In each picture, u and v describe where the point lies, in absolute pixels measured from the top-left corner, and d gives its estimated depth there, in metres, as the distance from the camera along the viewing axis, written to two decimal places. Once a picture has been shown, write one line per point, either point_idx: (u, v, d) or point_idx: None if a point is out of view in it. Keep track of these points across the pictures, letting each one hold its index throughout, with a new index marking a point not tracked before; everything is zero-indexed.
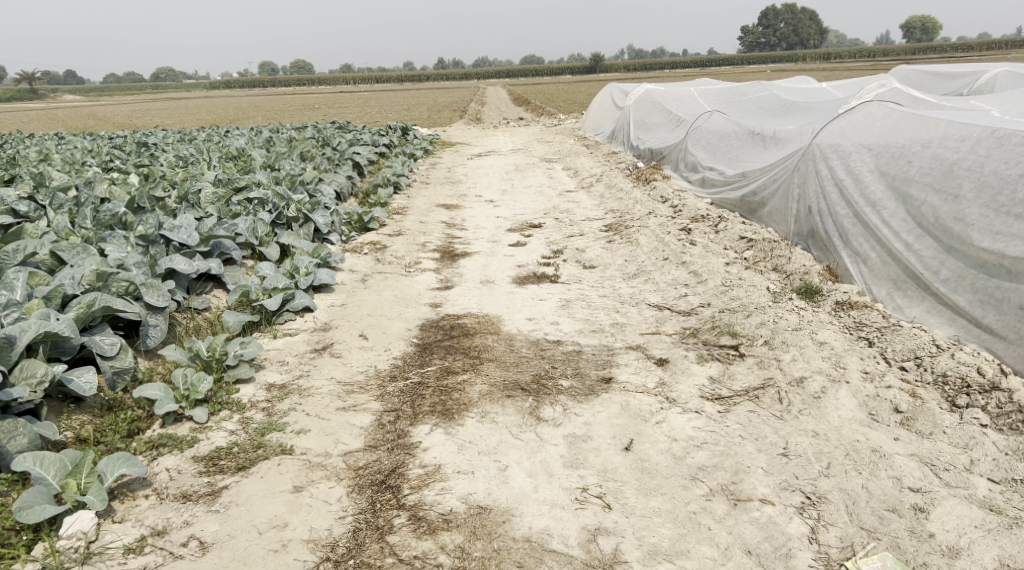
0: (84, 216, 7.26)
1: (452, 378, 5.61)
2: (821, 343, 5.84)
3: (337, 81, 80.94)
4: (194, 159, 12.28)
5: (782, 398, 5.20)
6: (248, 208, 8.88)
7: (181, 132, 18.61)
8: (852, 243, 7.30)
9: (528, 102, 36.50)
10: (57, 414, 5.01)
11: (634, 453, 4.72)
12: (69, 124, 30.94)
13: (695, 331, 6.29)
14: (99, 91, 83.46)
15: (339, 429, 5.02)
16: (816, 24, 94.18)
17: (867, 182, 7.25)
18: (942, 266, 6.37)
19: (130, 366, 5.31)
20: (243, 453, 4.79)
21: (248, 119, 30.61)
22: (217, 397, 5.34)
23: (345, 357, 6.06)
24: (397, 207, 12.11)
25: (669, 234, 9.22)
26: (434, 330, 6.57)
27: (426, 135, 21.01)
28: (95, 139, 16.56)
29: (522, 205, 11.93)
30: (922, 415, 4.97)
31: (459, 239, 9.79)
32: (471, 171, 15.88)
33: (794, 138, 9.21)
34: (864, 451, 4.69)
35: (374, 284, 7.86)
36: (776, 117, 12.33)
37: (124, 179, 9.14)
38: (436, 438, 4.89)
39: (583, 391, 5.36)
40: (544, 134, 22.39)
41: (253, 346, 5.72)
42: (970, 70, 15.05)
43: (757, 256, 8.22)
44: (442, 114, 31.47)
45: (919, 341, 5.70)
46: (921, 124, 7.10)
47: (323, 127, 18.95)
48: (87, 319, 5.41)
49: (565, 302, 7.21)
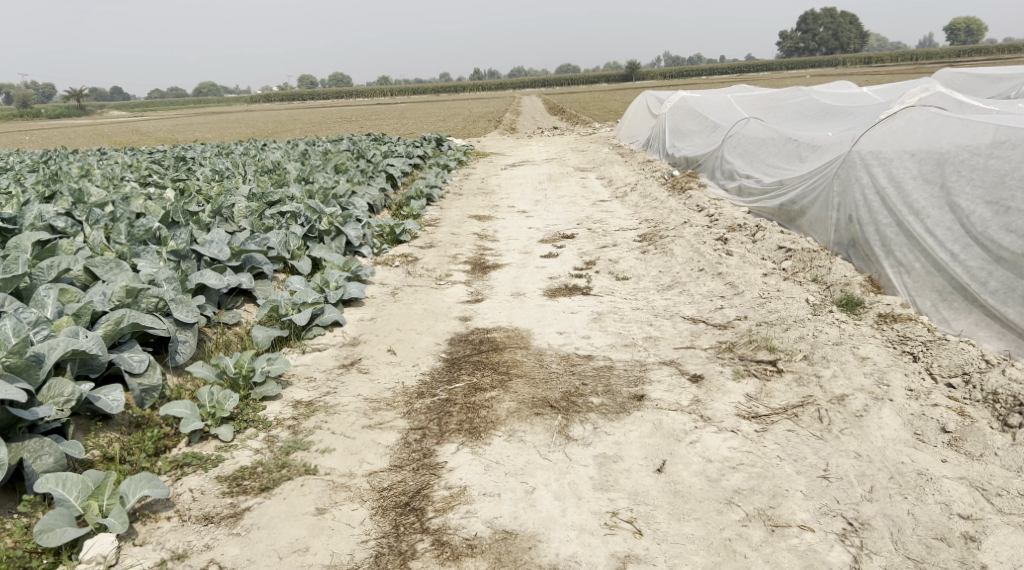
0: (119, 231, 7.29)
1: (480, 395, 5.50)
2: (862, 358, 5.63)
3: (373, 93, 81.70)
4: (230, 173, 12.38)
5: (822, 417, 4.99)
6: (281, 222, 8.87)
7: (218, 146, 18.80)
8: (895, 252, 7.04)
9: (562, 111, 36.40)
10: (85, 432, 4.99)
11: (666, 475, 4.56)
12: (111, 140, 31.52)
13: (731, 345, 6.11)
14: (142, 107, 85.39)
15: (364, 448, 4.93)
16: (856, 29, 92.97)
17: (910, 190, 7.01)
18: (990, 277, 6.11)
19: (157, 384, 5.29)
20: (267, 473, 4.72)
21: (284, 132, 30.88)
22: (243, 414, 5.28)
23: (373, 373, 5.98)
24: (430, 218, 12.06)
25: (705, 244, 9.03)
26: (463, 345, 6.46)
27: (460, 146, 21.00)
28: (135, 154, 16.79)
29: (555, 215, 11.81)
30: (970, 435, 4.73)
31: (491, 251, 9.69)
32: (504, 181, 15.81)
33: (833, 145, 8.98)
34: (910, 474, 4.47)
35: (404, 298, 7.79)
36: (814, 123, 12.07)
37: (160, 194, 9.20)
38: (462, 458, 4.78)
39: (614, 408, 5.21)
40: (579, 142, 22.28)
41: (280, 362, 5.65)
42: (1017, 72, 14.61)
43: (796, 267, 8.00)
44: (477, 124, 31.56)
45: (967, 355, 5.46)
46: (968, 129, 6.85)
47: (358, 139, 18.99)
48: (116, 336, 5.40)
49: (597, 314, 7.06)
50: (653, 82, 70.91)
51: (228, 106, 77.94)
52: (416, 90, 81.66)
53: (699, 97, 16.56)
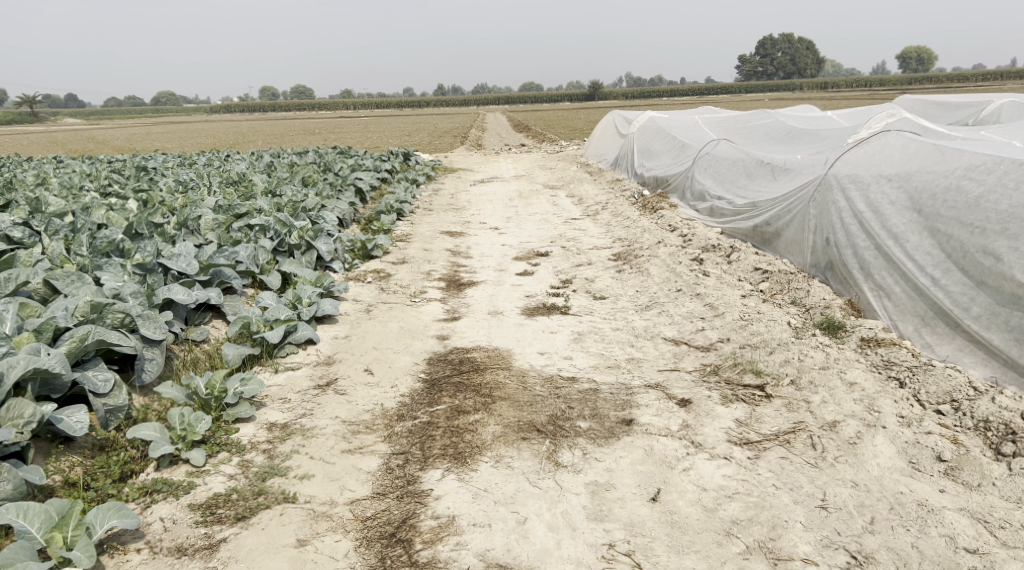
0: (80, 243, 7.00)
1: (463, 418, 5.32)
2: (850, 383, 5.57)
3: (337, 106, 81.19)
4: (194, 184, 12.04)
5: (815, 444, 4.90)
6: (249, 235, 8.59)
7: (181, 156, 18.29)
8: (874, 276, 6.99)
9: (527, 129, 36.38)
10: (45, 455, 4.69)
11: (662, 505, 4.42)
12: (67, 148, 30.84)
13: (716, 369, 6.02)
14: (98, 115, 83.81)
15: (344, 474, 4.71)
16: (812, 55, 95.30)
17: (888, 214, 6.99)
18: (973, 302, 6.10)
19: (123, 404, 5.02)
20: (243, 500, 4.49)
21: (246, 144, 30.51)
22: (216, 438, 5.03)
23: (350, 394, 5.74)
24: (401, 233, 11.85)
25: (681, 264, 8.97)
26: (442, 365, 6.27)
27: (427, 161, 20.79)
28: (93, 162, 16.27)
29: (528, 233, 11.69)
30: (967, 465, 4.69)
31: (465, 268, 9.52)
32: (474, 197, 15.65)
33: (808, 167, 8.99)
34: (910, 505, 4.41)
35: (379, 315, 7.57)
36: (784, 145, 12.15)
37: (122, 205, 8.87)
38: (449, 485, 4.59)
39: (603, 433, 5.07)
40: (547, 160, 22.24)
41: (254, 383, 5.42)
42: (976, 100, 14.93)
43: (774, 289, 7.95)
44: (443, 139, 31.33)
45: (954, 382, 5.42)
46: (944, 154, 6.87)
47: (324, 152, 18.67)
48: (79, 353, 5.13)
49: (578, 335, 6.93)
50: (616, 103, 71.53)
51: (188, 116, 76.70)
52: (381, 103, 81.27)
53: (667, 118, 16.63)
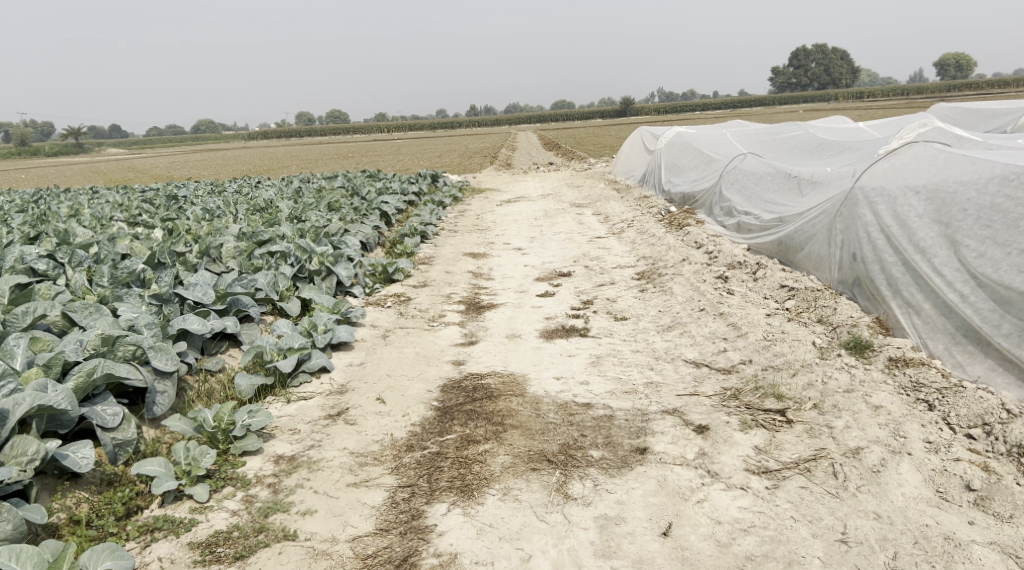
0: (101, 273, 7.02)
1: (473, 448, 5.19)
2: (875, 407, 5.35)
3: (370, 128, 81.98)
4: (221, 212, 12.10)
5: (837, 473, 4.72)
6: (270, 262, 8.53)
7: (212, 184, 18.40)
8: (902, 292, 6.73)
9: (557, 147, 36.23)
10: (51, 492, 4.66)
11: (673, 540, 4.30)
12: (108, 178, 31.40)
13: (736, 393, 5.81)
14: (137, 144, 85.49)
15: (348, 509, 4.66)
16: (846, 64, 94.11)
17: (915, 228, 6.75)
18: (1004, 320, 5.86)
19: (132, 438, 4.99)
20: (243, 538, 4.48)
21: (279, 169, 30.80)
22: (221, 472, 4.98)
23: (360, 424, 5.64)
24: (424, 256, 11.78)
25: (705, 282, 8.78)
26: (456, 392, 6.14)
27: (455, 182, 20.73)
28: (127, 192, 16.42)
29: (551, 253, 11.55)
30: (998, 494, 4.47)
31: (485, 291, 9.41)
32: (500, 217, 15.56)
33: (835, 180, 8.75)
34: (936, 539, 4.24)
35: (396, 341, 7.49)
36: (813, 158, 11.87)
37: (147, 234, 8.91)
38: (453, 520, 4.51)
39: (616, 463, 4.92)
40: (576, 178, 22.07)
41: (262, 415, 5.35)
42: (1014, 108, 14.52)
43: (800, 306, 7.72)
44: (473, 160, 31.32)
45: (986, 405, 5.17)
46: (973, 167, 6.63)
47: (353, 176, 18.68)
48: (88, 388, 5.10)
49: (596, 358, 6.77)
50: (646, 119, 71.43)
51: (225, 142, 78.04)
52: (414, 125, 81.76)
53: (695, 134, 16.41)
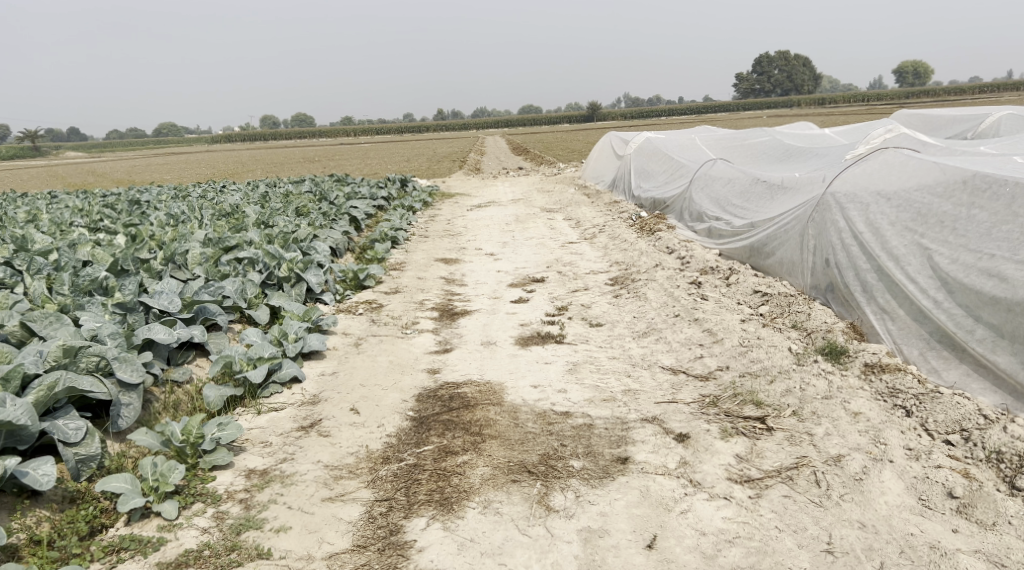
0: (62, 281, 6.79)
1: (451, 459, 5.08)
2: (855, 414, 5.34)
3: (336, 132, 81.25)
4: (185, 217, 11.83)
5: (819, 481, 4.70)
6: (238, 269, 8.31)
7: (175, 188, 18.01)
8: (876, 298, 6.74)
9: (526, 151, 36.21)
10: (10, 511, 4.46)
11: (658, 553, 4.25)
12: (66, 182, 30.73)
13: (715, 400, 5.76)
14: (96, 148, 83.93)
15: (324, 525, 4.55)
16: (809, 71, 95.56)
17: (888, 235, 6.77)
18: (977, 325, 5.88)
19: (96, 453, 4.80)
20: (215, 557, 4.35)
21: (244, 172, 30.34)
22: (190, 488, 4.82)
23: (334, 436, 5.50)
24: (394, 262, 11.63)
25: (679, 288, 8.76)
26: (432, 402, 6.02)
27: (424, 187, 20.56)
28: (87, 197, 15.98)
29: (523, 258, 11.47)
30: (981, 502, 4.48)
31: (459, 297, 9.30)
32: (471, 223, 15.43)
33: (806, 185, 8.78)
34: (921, 548, 4.23)
35: (369, 349, 7.34)
36: (782, 164, 11.92)
37: (109, 241, 8.65)
38: (433, 535, 4.42)
39: (597, 473, 4.85)
40: (546, 183, 22.03)
41: (232, 428, 5.16)
42: (974, 113, 14.80)
43: (774, 312, 7.70)
44: (442, 164, 31.09)
45: (963, 410, 5.19)
46: (944, 174, 6.67)
47: (321, 181, 18.41)
48: (49, 402, 4.91)
49: (573, 365, 6.69)
50: (614, 125, 71.77)
51: (188, 145, 76.93)
52: (380, 129, 81.23)
53: (664, 139, 16.45)
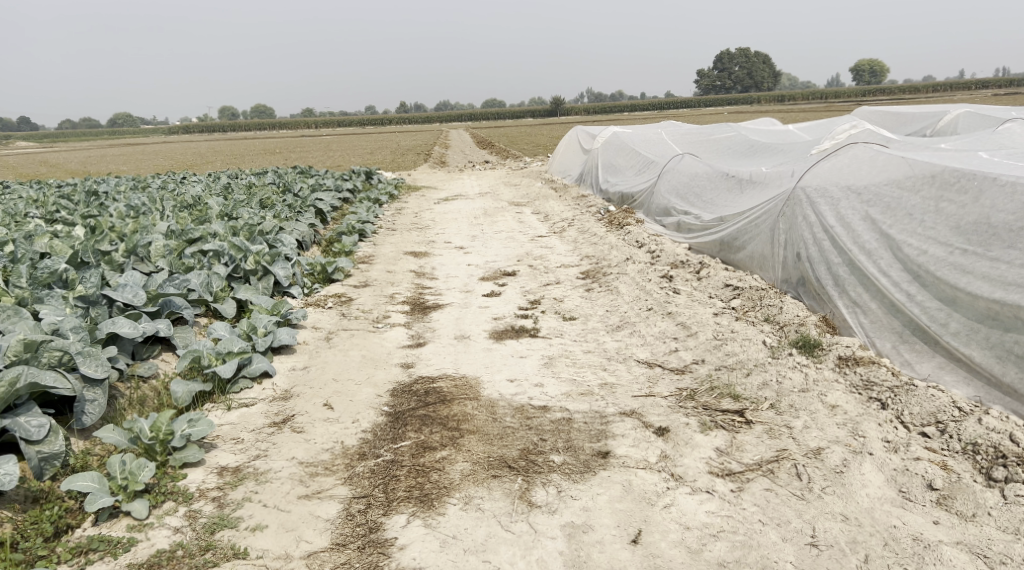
0: (19, 273, 6.53)
1: (429, 455, 4.99)
2: (832, 407, 5.37)
3: (296, 124, 80.15)
4: (146, 209, 11.50)
5: (800, 474, 4.71)
6: (202, 261, 8.08)
7: (133, 179, 17.53)
8: (849, 292, 6.76)
9: (489, 146, 36.11)
10: None
11: (643, 548, 4.22)
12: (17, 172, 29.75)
13: (692, 394, 5.75)
14: (48, 137, 81.69)
15: (301, 523, 4.44)
16: (769, 69, 96.79)
17: (860, 230, 6.81)
18: (951, 318, 5.94)
19: (61, 451, 4.64)
20: (189, 557, 4.22)
21: (203, 164, 29.68)
22: (160, 486, 4.67)
23: (308, 432, 5.37)
24: (363, 255, 11.46)
25: (651, 282, 8.75)
26: (407, 397, 5.91)
27: (390, 180, 20.34)
28: (41, 188, 15.45)
29: (493, 252, 11.38)
30: (961, 494, 4.53)
31: (429, 290, 9.18)
32: (438, 216, 15.30)
33: (775, 180, 8.82)
34: (905, 540, 4.26)
35: (340, 343, 7.21)
36: (749, 158, 11.99)
37: (67, 232, 8.35)
38: (415, 533, 4.34)
39: (578, 468, 4.80)
40: (512, 177, 21.96)
41: (203, 424, 5.01)
42: (933, 111, 15.07)
43: (746, 305, 7.72)
44: (406, 157, 30.83)
45: (938, 403, 5.24)
46: (913, 168, 6.73)
47: (284, 172, 18.07)
48: (9, 399, 4.70)
49: (548, 359, 6.64)
50: (577, 119, 71.92)
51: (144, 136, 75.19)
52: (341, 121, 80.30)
53: (631, 134, 16.48)
